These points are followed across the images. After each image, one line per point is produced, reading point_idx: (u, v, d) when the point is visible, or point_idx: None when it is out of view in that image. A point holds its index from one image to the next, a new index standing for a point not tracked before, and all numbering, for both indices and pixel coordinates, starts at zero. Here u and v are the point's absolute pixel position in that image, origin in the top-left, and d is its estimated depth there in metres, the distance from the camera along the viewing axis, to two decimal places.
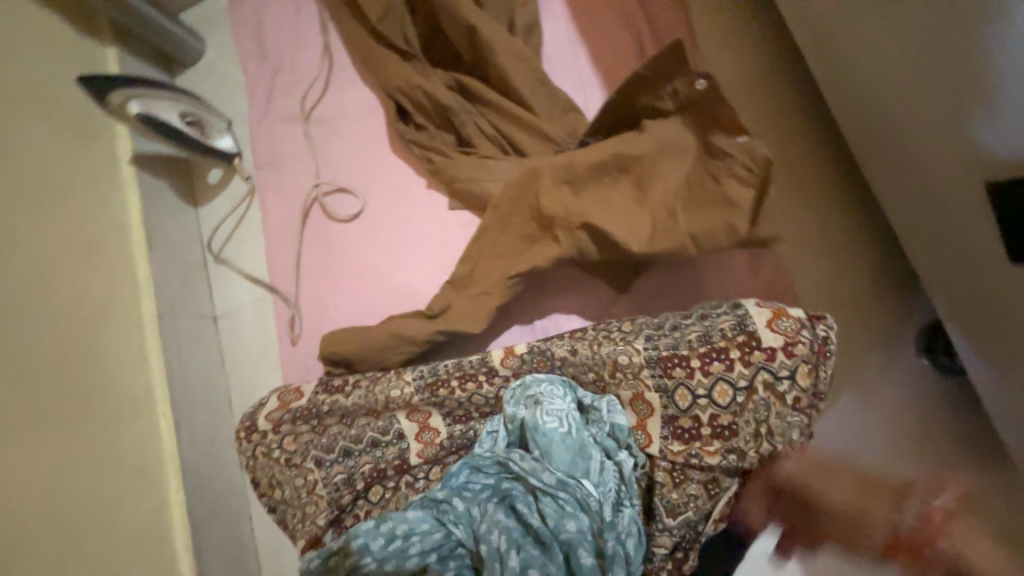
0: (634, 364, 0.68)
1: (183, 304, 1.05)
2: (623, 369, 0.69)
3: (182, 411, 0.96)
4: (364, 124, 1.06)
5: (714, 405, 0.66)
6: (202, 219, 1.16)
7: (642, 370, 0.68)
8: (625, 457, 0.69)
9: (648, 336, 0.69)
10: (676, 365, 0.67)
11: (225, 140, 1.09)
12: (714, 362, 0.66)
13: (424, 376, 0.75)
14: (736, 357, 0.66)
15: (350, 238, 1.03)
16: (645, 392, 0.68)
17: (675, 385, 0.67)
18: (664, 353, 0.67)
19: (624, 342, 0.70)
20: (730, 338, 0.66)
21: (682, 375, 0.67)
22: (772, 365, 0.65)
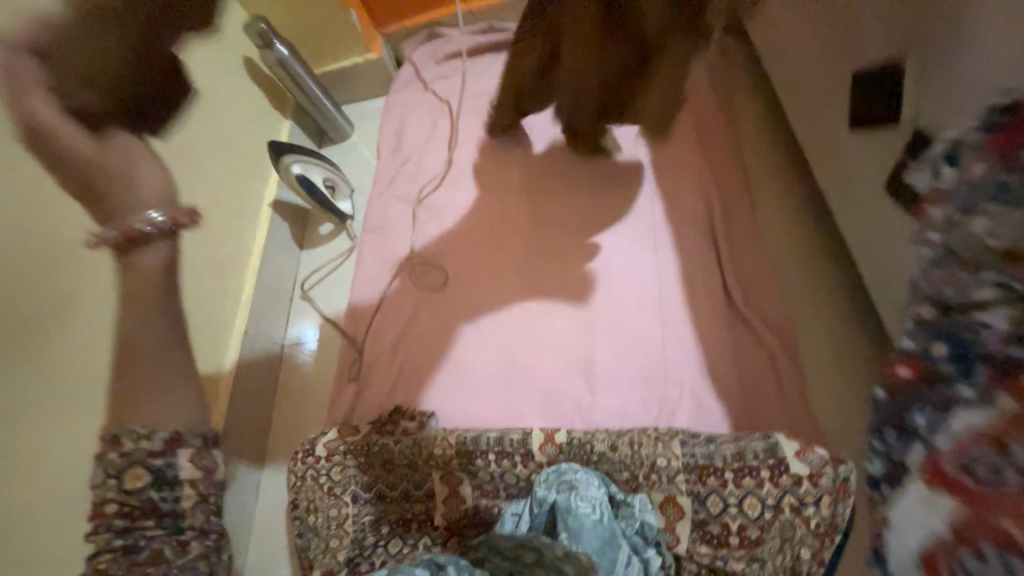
0: (671, 467, 0.75)
1: (264, 326, 1.19)
2: (659, 471, 0.76)
3: (230, 422, 1.04)
4: (463, 216, 1.26)
5: (743, 516, 0.72)
6: (303, 260, 1.35)
7: (677, 475, 0.75)
8: (653, 555, 0.71)
9: (685, 444, 0.76)
10: (711, 476, 0.74)
11: (344, 204, 1.32)
12: (747, 477, 0.72)
13: (464, 441, 0.82)
14: (767, 477, 0.71)
15: (425, 305, 1.17)
16: (677, 495, 0.74)
17: (708, 492, 0.74)
18: (700, 463, 0.75)
19: (664, 447, 0.76)
20: (762, 459, 0.72)
21: (716, 486, 0.73)
22: (798, 491, 0.70)
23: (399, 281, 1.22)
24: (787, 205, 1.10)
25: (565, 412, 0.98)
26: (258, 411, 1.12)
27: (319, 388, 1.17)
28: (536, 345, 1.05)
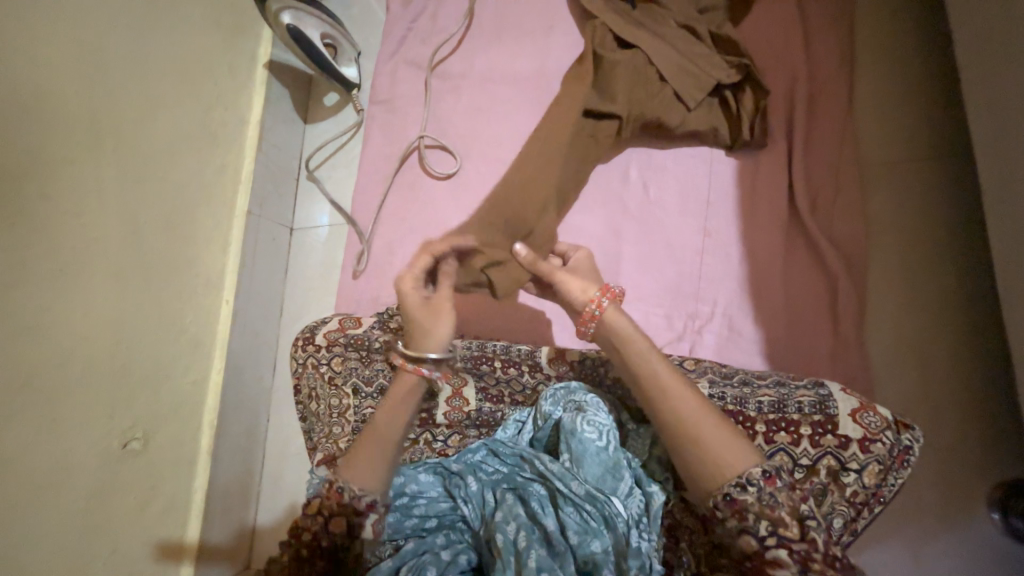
0: None
1: (270, 207, 1.12)
2: None
3: (241, 303, 1.03)
4: (484, 90, 1.07)
5: None
6: (307, 136, 1.22)
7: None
8: (655, 490, 0.69)
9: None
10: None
11: (350, 69, 1.13)
12: (781, 432, 0.62)
13: (471, 349, 0.84)
14: (806, 435, 0.61)
15: (437, 194, 1.06)
16: None
17: None
18: (728, 406, 0.65)
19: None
20: (805, 414, 0.62)
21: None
22: (842, 454, 0.60)
23: (410, 165, 1.09)
24: (898, 86, 0.84)
25: None
26: (269, 294, 1.11)
27: (327, 275, 1.14)
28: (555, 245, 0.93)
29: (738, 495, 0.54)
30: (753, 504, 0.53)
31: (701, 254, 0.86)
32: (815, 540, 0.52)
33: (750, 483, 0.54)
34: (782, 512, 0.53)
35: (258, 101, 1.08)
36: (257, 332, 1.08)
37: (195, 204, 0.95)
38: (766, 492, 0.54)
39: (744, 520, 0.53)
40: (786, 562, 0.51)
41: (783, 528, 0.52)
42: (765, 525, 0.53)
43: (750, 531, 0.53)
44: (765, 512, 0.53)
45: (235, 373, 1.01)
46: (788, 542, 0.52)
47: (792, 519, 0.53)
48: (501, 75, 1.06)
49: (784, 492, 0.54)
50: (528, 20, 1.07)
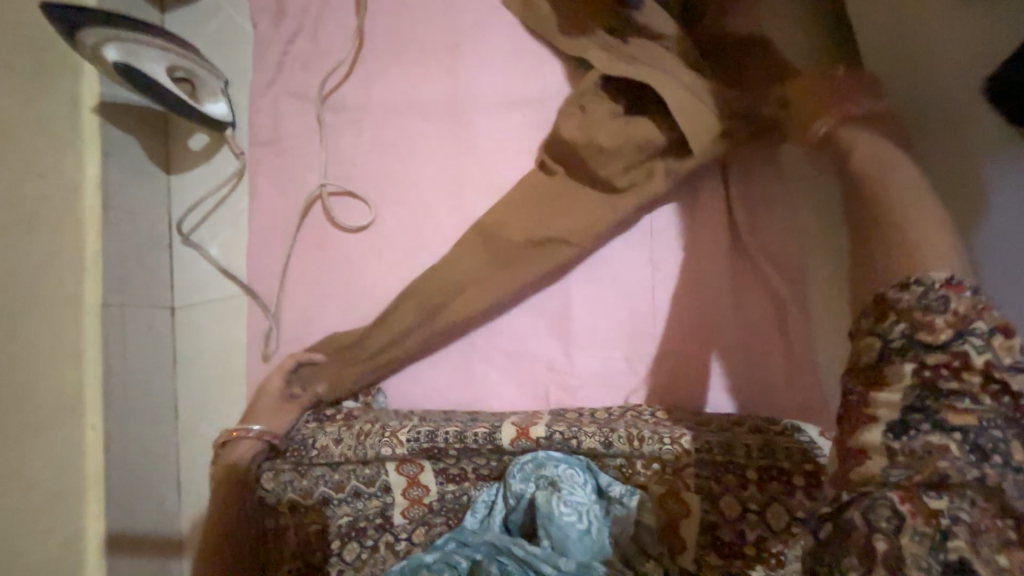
0: (678, 461, 0.62)
1: (136, 290, 0.89)
2: (664, 465, 0.62)
3: (116, 423, 0.81)
4: (391, 122, 0.93)
5: (917, 348, 0.46)
6: (173, 191, 0.98)
7: (686, 467, 0.62)
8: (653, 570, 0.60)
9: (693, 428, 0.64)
10: (729, 472, 0.61)
11: (217, 105, 0.93)
12: (946, 377, 0.44)
13: (419, 439, 0.71)
14: (935, 370, 0.45)
15: (354, 250, 0.90)
16: (683, 491, 0.61)
17: (954, 340, 0.45)
18: (923, 360, 0.45)
19: (671, 441, 0.62)
20: (929, 347, 0.45)
21: (732, 484, 0.60)
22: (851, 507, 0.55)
23: (314, 218, 0.92)
24: None
25: (536, 375, 0.83)
26: (153, 398, 0.89)
27: (232, 361, 0.93)
28: None
29: (892, 294, 0.49)
30: (906, 304, 0.47)
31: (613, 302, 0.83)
32: (972, 361, 0.44)
33: (916, 282, 0.48)
34: (936, 318, 0.46)
35: (93, 159, 0.85)
36: (145, 449, 0.86)
37: (20, 312, 0.72)
38: (933, 294, 0.47)
39: (917, 328, 0.46)
40: (907, 374, 0.45)
41: (924, 334, 0.46)
42: (900, 327, 0.47)
43: (878, 333, 0.48)
44: (923, 372, 0.45)
45: (124, 511, 0.80)
46: (925, 349, 0.46)
47: (946, 327, 0.45)
48: (408, 104, 0.93)
49: (966, 300, 0.46)
50: (429, 38, 0.94)
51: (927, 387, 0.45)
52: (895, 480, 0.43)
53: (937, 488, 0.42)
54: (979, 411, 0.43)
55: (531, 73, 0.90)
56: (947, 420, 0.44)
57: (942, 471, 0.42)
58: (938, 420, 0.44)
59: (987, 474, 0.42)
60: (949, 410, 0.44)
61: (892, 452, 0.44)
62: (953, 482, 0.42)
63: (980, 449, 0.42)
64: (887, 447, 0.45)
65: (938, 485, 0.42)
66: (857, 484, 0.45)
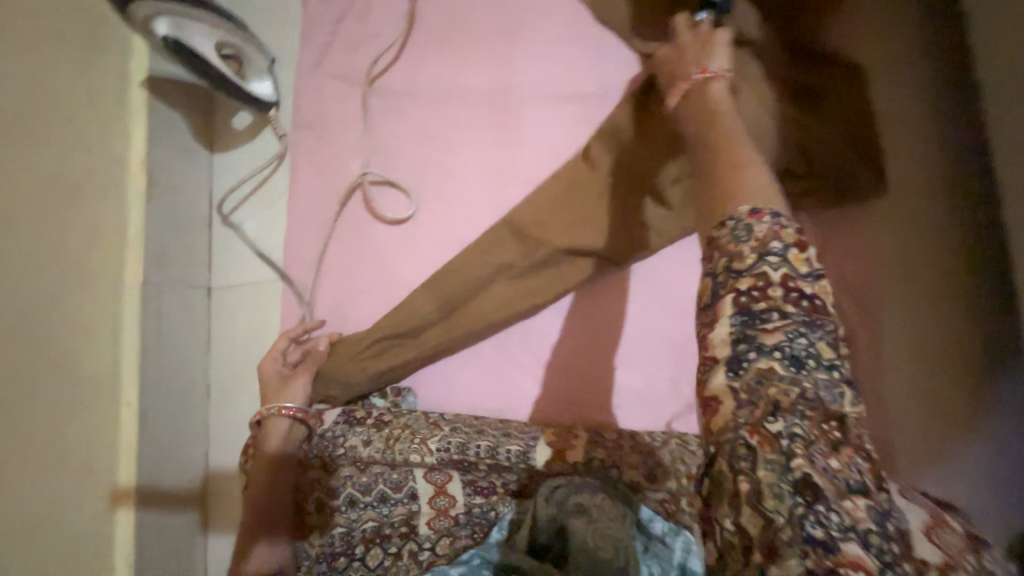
0: None
1: (175, 268, 0.89)
2: None
3: (149, 401, 0.81)
4: (436, 111, 0.88)
5: (759, 296, 0.44)
6: (215, 171, 0.98)
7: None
8: None
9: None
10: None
11: (262, 84, 0.91)
12: (785, 302, 0.44)
13: (450, 450, 0.68)
14: (774, 298, 0.44)
15: (391, 243, 0.87)
16: None
17: (768, 268, 0.44)
18: (797, 302, 0.44)
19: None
20: (794, 281, 0.45)
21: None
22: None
23: (353, 207, 0.89)
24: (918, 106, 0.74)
25: (573, 389, 0.78)
26: (187, 378, 0.89)
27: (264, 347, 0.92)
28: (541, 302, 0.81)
29: (777, 379, 0.43)
30: (736, 245, 0.46)
31: (659, 319, 0.78)
32: (773, 280, 0.44)
33: (799, 368, 0.43)
34: (745, 247, 0.45)
35: (139, 134, 0.83)
36: (176, 429, 0.86)
37: (63, 287, 0.72)
38: (801, 346, 0.43)
39: (767, 418, 0.42)
40: (734, 314, 0.45)
41: (815, 428, 0.42)
42: (796, 430, 0.41)
43: (767, 429, 0.42)
44: (743, 300, 0.45)
45: (153, 489, 0.80)
46: (753, 284, 0.45)
47: (752, 252, 0.45)
48: (454, 92, 0.88)
49: (834, 377, 0.43)
50: (481, 24, 0.88)
51: (745, 318, 0.44)
52: (743, 419, 0.43)
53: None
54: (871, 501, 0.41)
55: (589, 66, 0.84)
56: (764, 342, 0.43)
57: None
58: (761, 342, 0.44)
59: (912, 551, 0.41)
60: (763, 332, 0.44)
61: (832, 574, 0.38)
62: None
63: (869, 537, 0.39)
64: (729, 386, 0.44)
65: (775, 413, 0.42)
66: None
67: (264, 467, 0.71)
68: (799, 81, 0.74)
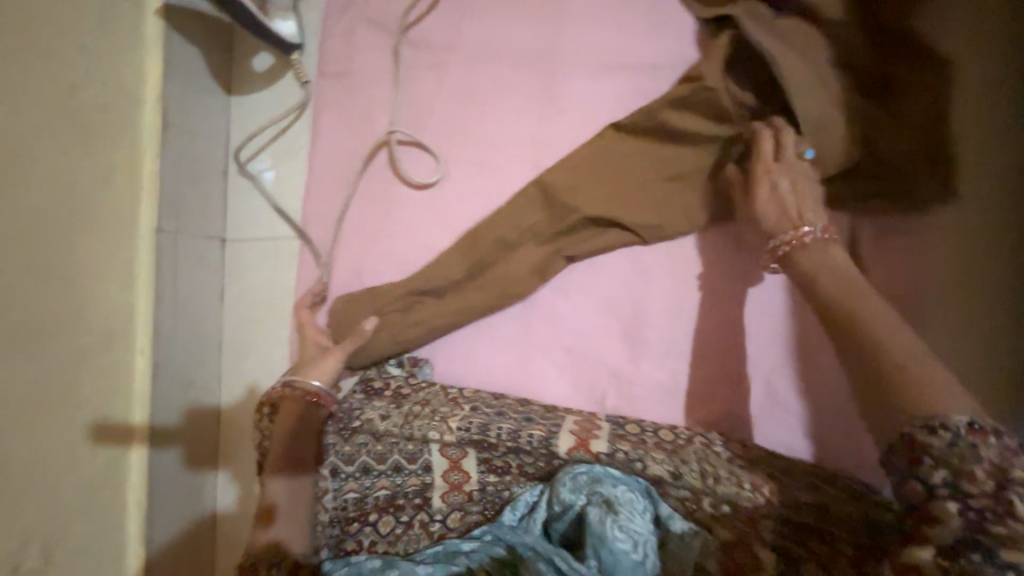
0: (755, 510, 0.56)
1: (190, 217, 0.85)
2: (738, 509, 0.57)
3: (163, 351, 0.79)
4: (473, 68, 0.81)
5: (932, 467, 0.47)
6: (233, 114, 0.92)
7: (763, 519, 0.56)
8: None
9: (776, 477, 0.58)
10: (815, 537, 0.55)
11: (286, 23, 0.84)
12: (960, 481, 0.46)
13: (471, 430, 0.67)
14: (946, 471, 0.47)
15: (416, 208, 0.83)
16: (756, 546, 0.55)
17: (942, 446, 0.47)
18: (956, 468, 0.46)
19: (750, 487, 0.57)
20: (959, 464, 0.46)
21: (821, 554, 0.54)
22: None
23: (378, 168, 0.84)
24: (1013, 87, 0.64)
25: (597, 379, 0.75)
26: (200, 330, 0.87)
27: (279, 305, 0.90)
28: (570, 284, 0.78)
29: (920, 436, 0.48)
30: (935, 449, 0.47)
31: (694, 311, 0.74)
32: (971, 469, 0.46)
33: (944, 426, 0.47)
34: (978, 469, 0.46)
35: (155, 68, 0.77)
36: (189, 381, 0.85)
37: (75, 228, 0.69)
38: (938, 477, 0.47)
39: (916, 462, 0.48)
40: (935, 497, 0.47)
41: (965, 481, 0.46)
42: (940, 472, 0.47)
43: (918, 475, 0.48)
44: (930, 465, 0.47)
45: (166, 439, 0.80)
46: (967, 497, 0.46)
47: (980, 474, 0.46)
48: (495, 49, 0.81)
49: (995, 448, 0.46)
50: None
51: (947, 489, 0.46)
52: (942, 574, 0.46)
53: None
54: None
55: (645, 31, 0.76)
56: (958, 509, 0.46)
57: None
58: (966, 523, 0.46)
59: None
60: (960, 491, 0.46)
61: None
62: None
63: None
64: (932, 555, 0.47)
65: (957, 570, 0.45)
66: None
67: (292, 443, 0.67)
68: (875, 69, 0.67)
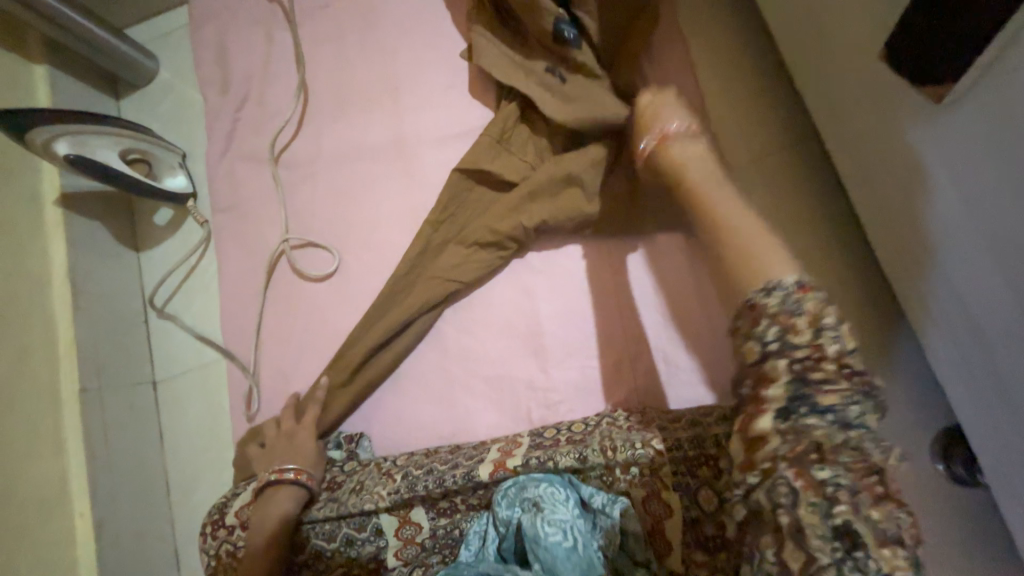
0: (655, 463, 0.62)
1: (116, 369, 0.90)
2: (641, 467, 0.63)
3: (106, 506, 0.80)
4: (342, 171, 0.95)
5: (782, 339, 0.49)
6: (144, 267, 1.01)
7: (662, 468, 0.62)
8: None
9: (662, 428, 0.64)
10: (702, 465, 0.62)
11: (176, 179, 0.96)
12: (800, 350, 0.48)
13: (401, 493, 0.70)
14: (793, 338, 0.49)
15: (322, 299, 0.91)
16: (663, 492, 0.62)
17: (794, 318, 0.49)
18: (794, 338, 0.49)
19: (643, 445, 0.62)
20: (800, 328, 0.49)
21: (706, 476, 0.62)
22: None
23: (281, 273, 0.94)
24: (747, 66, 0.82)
25: (517, 398, 0.82)
26: (143, 475, 0.88)
27: (218, 426, 0.93)
28: (472, 323, 0.86)
29: (761, 299, 0.51)
30: (773, 307, 0.50)
31: (579, 312, 0.83)
32: (827, 350, 0.48)
33: (776, 288, 0.51)
34: (798, 319, 0.49)
35: (59, 251, 0.87)
36: (140, 529, 0.85)
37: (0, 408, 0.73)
38: (773, 343, 0.49)
39: (755, 325, 0.51)
40: (786, 365, 0.48)
41: (791, 334, 0.49)
42: (772, 331, 0.49)
43: (754, 336, 0.50)
44: (776, 339, 0.49)
45: None
46: (793, 346, 0.48)
47: (806, 325, 0.49)
48: (355, 151, 0.96)
49: (814, 301, 0.50)
50: (367, 86, 0.97)
51: (783, 346, 0.49)
52: (783, 453, 0.47)
53: (819, 458, 0.47)
54: (838, 391, 0.47)
55: (470, 104, 0.93)
56: (808, 393, 0.48)
57: (817, 439, 0.47)
58: (802, 387, 0.48)
59: (855, 433, 0.47)
60: (793, 345, 0.48)
61: (782, 431, 0.48)
62: (826, 446, 0.47)
63: (846, 421, 0.47)
64: (776, 428, 0.48)
65: (820, 456, 0.47)
66: (760, 460, 0.48)
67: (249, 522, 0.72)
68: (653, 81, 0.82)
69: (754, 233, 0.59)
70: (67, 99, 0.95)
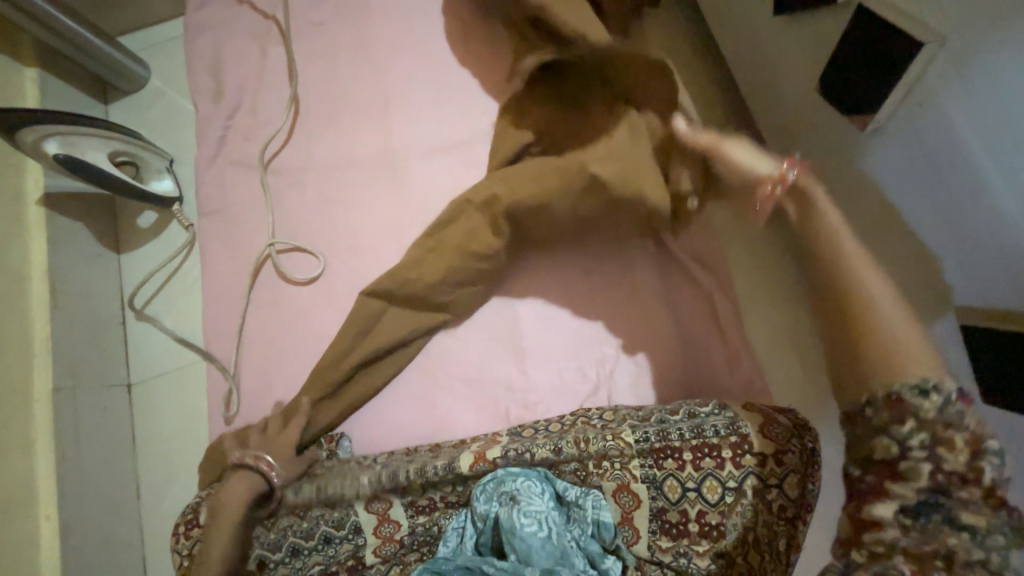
0: (624, 455, 0.67)
1: (91, 369, 0.89)
2: (611, 459, 0.68)
3: (73, 509, 0.78)
4: (331, 179, 0.99)
5: (932, 458, 0.50)
6: (124, 268, 1.01)
7: (631, 460, 0.67)
8: (612, 563, 0.65)
9: (632, 423, 0.69)
10: (667, 457, 0.66)
11: (163, 182, 0.98)
12: (946, 461, 0.49)
13: (381, 478, 0.73)
14: (921, 439, 0.50)
15: (307, 302, 0.93)
16: (631, 483, 0.67)
17: (959, 410, 0.50)
18: (928, 429, 0.50)
19: (613, 437, 0.68)
20: (925, 424, 0.50)
21: (672, 468, 0.66)
22: (762, 471, 0.63)
23: (266, 276, 0.95)
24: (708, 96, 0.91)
25: (496, 398, 0.85)
26: (112, 479, 0.87)
27: (194, 428, 0.92)
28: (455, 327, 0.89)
29: (909, 397, 0.51)
30: (927, 411, 0.50)
31: (556, 316, 0.88)
32: (958, 441, 0.49)
33: (934, 390, 0.50)
34: (958, 433, 0.49)
35: (40, 249, 0.86)
36: (106, 534, 0.83)
37: None
38: (915, 444, 0.51)
39: (897, 422, 0.51)
40: (928, 473, 0.50)
41: (944, 448, 0.50)
42: (920, 437, 0.50)
43: (892, 434, 0.52)
44: (920, 442, 0.51)
45: None
46: (939, 459, 0.50)
47: (966, 444, 0.49)
48: (344, 161, 0.99)
49: (976, 416, 0.49)
50: (358, 100, 1.02)
51: (934, 487, 0.50)
52: (902, 544, 0.50)
53: (945, 567, 0.48)
54: (982, 517, 0.48)
55: (456, 120, 0.99)
56: (930, 500, 0.50)
57: (949, 548, 0.48)
58: (951, 514, 0.49)
59: (992, 559, 0.47)
60: (949, 451, 0.49)
61: (904, 526, 0.50)
62: (957, 557, 0.48)
63: (961, 526, 0.48)
64: (895, 519, 0.51)
65: (947, 564, 0.48)
66: (867, 542, 0.52)
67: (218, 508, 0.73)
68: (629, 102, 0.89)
69: (902, 330, 0.54)
70: (56, 101, 0.96)
